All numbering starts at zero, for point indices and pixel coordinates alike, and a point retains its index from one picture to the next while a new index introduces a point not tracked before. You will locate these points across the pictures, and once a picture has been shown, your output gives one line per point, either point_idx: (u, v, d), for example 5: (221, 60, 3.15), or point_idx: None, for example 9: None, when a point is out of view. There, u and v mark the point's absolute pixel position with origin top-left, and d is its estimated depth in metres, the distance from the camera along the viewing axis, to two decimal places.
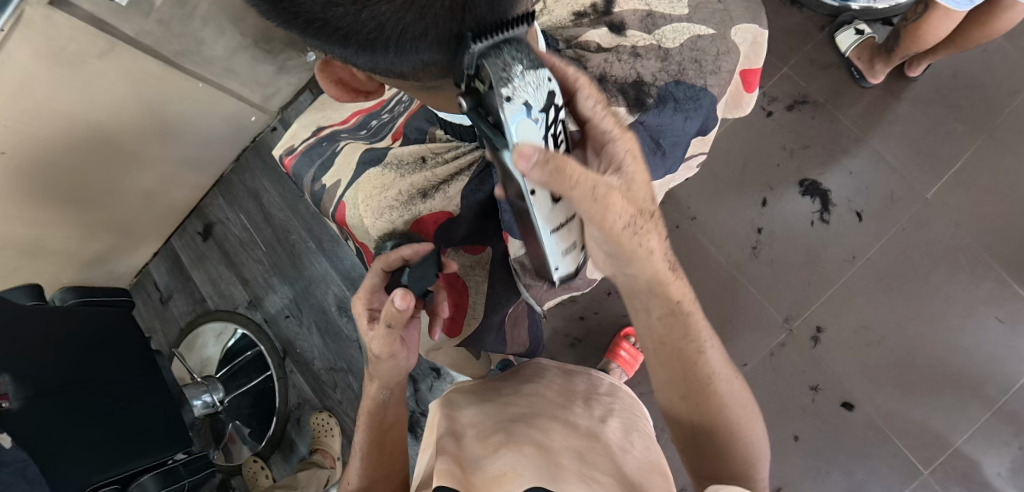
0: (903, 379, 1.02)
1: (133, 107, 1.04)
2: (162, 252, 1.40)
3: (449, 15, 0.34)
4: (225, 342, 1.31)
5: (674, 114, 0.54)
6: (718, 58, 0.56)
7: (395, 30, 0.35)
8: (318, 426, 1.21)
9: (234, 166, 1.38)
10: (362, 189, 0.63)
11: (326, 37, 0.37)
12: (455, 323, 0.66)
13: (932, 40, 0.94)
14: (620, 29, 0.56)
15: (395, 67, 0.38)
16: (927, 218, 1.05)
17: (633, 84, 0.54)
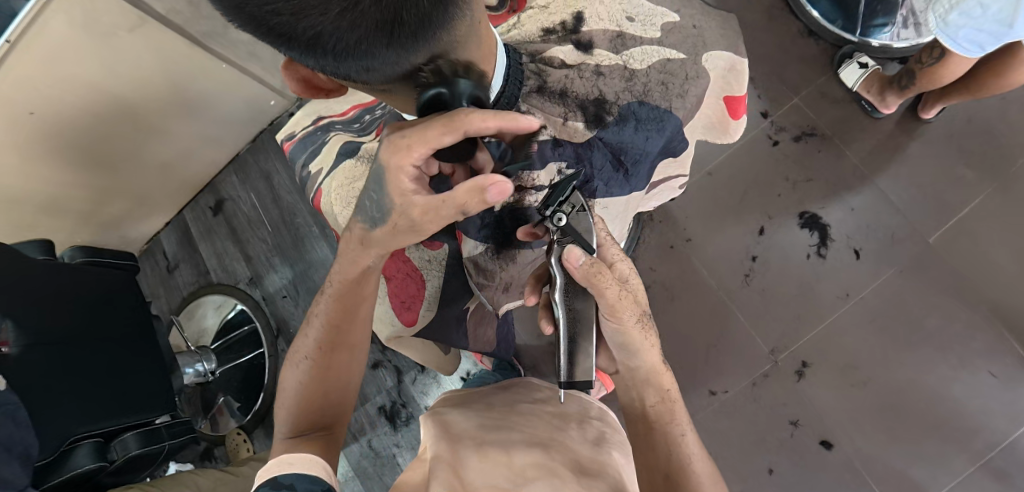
0: (886, 423, 1.00)
1: (158, 81, 1.09)
2: (173, 222, 1.45)
3: (381, 27, 0.36)
4: (225, 314, 1.35)
5: (635, 132, 0.55)
6: (686, 83, 0.56)
7: (331, 38, 0.36)
8: None
9: (250, 146, 1.43)
10: (336, 179, 0.67)
11: (270, 36, 0.38)
12: (411, 313, 0.70)
13: (945, 78, 0.93)
14: (586, 48, 0.56)
15: (337, 69, 0.40)
16: (927, 263, 1.03)
17: (593, 100, 0.55)
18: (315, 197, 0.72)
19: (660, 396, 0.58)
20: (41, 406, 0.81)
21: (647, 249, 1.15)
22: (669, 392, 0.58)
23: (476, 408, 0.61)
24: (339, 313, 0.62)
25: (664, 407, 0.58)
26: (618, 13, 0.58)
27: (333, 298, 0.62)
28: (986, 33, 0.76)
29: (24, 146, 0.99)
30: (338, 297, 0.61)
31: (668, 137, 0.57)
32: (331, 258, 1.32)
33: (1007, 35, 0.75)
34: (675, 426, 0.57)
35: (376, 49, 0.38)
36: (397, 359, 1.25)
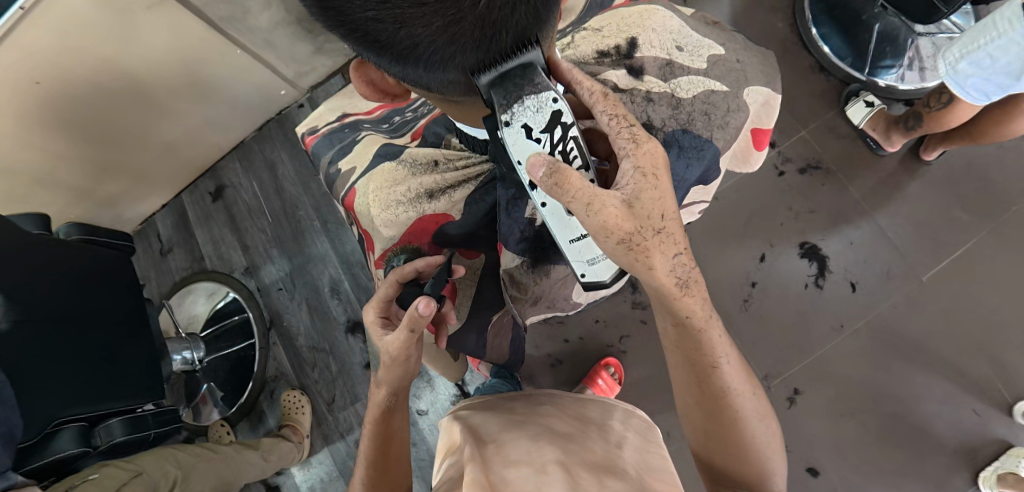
0: (871, 454, 1.02)
1: (170, 61, 1.07)
2: (170, 205, 1.42)
3: (476, 44, 0.39)
4: (215, 302, 1.32)
5: (677, 159, 0.56)
6: (728, 115, 0.57)
7: (427, 50, 0.39)
8: (290, 403, 1.23)
9: (256, 134, 1.41)
10: (373, 180, 0.65)
11: (364, 44, 0.41)
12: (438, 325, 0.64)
13: (950, 122, 0.96)
14: (638, 73, 0.57)
15: (421, 79, 0.43)
16: (920, 301, 1.05)
17: (642, 126, 0.55)
18: (347, 197, 0.69)
19: (685, 326, 0.54)
20: (28, 386, 0.79)
21: None
22: (693, 315, 0.54)
23: (486, 415, 0.61)
24: (379, 444, 0.59)
25: (692, 339, 0.55)
26: (669, 43, 0.59)
27: (371, 427, 0.59)
28: (994, 83, 0.79)
29: (27, 116, 0.96)
30: (372, 427, 0.59)
31: (707, 169, 0.58)
32: (331, 254, 1.31)
33: (1014, 86, 0.78)
34: (706, 359, 0.55)
35: (467, 63, 0.41)
36: None
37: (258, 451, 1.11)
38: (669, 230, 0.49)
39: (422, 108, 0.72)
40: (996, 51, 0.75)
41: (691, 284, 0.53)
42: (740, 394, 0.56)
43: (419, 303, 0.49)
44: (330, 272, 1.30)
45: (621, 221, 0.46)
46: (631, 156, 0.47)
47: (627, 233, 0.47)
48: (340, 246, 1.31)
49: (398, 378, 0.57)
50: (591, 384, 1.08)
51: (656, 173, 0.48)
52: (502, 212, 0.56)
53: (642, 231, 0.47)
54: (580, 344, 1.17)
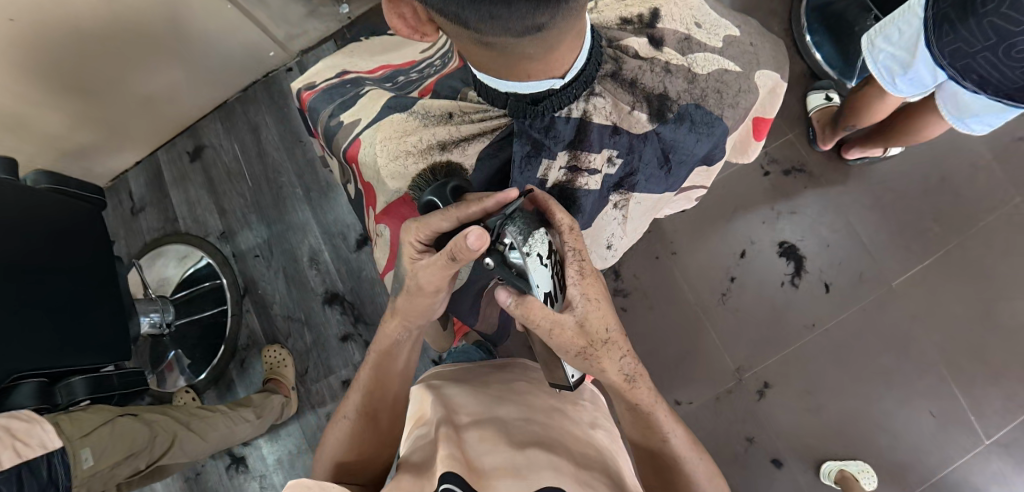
0: (833, 450, 1.06)
1: (154, 9, 1.02)
2: (144, 163, 1.36)
3: None
4: (187, 266, 1.28)
5: (689, 133, 0.57)
6: (738, 95, 0.59)
7: None
8: (270, 360, 1.20)
9: (241, 94, 1.36)
10: (381, 130, 0.63)
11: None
12: None
13: (876, 111, 0.98)
14: (658, 44, 0.57)
15: (461, 12, 0.40)
16: (887, 305, 1.10)
17: (658, 96, 0.56)
18: (349, 147, 0.67)
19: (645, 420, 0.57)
20: None
21: (632, 258, 1.19)
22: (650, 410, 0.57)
23: (469, 392, 0.61)
24: (379, 377, 0.61)
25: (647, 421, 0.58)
26: (688, 19, 0.60)
27: (373, 361, 0.61)
28: (898, 62, 0.84)
29: None
30: (374, 359, 0.61)
31: (716, 144, 0.59)
32: (313, 223, 1.28)
33: (912, 69, 0.82)
34: (654, 435, 0.58)
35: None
36: (368, 334, 1.22)
37: (248, 410, 1.09)
38: (614, 339, 0.54)
39: (429, 70, 0.70)
40: (904, 24, 0.80)
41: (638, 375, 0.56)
42: (690, 458, 0.58)
43: (472, 236, 0.46)
44: (310, 241, 1.27)
45: (575, 337, 0.52)
46: (579, 283, 0.52)
47: (580, 348, 0.52)
48: (323, 216, 1.28)
49: (415, 309, 0.58)
50: None
51: (598, 297, 0.52)
52: (515, 168, 0.57)
53: (593, 344, 0.52)
54: None
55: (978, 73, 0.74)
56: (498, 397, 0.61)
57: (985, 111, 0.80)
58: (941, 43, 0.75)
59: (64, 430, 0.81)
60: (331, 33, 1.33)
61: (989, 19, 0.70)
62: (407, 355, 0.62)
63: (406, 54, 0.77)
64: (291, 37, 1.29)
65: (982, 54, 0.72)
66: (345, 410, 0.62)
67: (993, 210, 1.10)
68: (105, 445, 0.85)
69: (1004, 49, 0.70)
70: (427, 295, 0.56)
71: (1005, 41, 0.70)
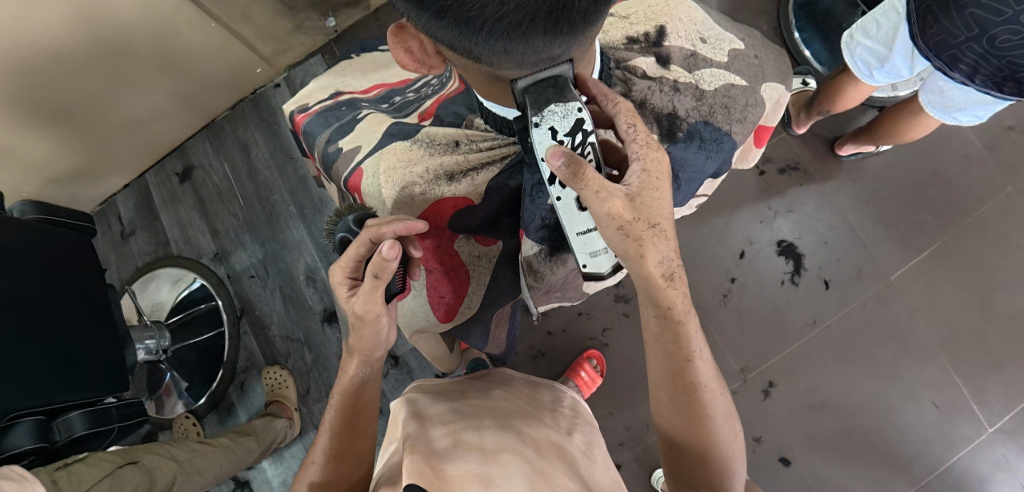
0: (839, 444, 1.07)
1: (138, 29, 0.99)
2: (133, 185, 1.33)
3: (545, 16, 0.37)
4: (180, 290, 1.25)
5: (698, 151, 0.57)
6: (746, 109, 0.58)
7: (494, 17, 0.36)
8: (271, 381, 1.18)
9: (228, 113, 1.34)
10: (384, 159, 0.63)
11: (420, 4, 0.37)
12: (450, 309, 0.64)
13: (848, 99, 1.01)
14: (665, 62, 0.58)
15: (473, 47, 0.40)
16: (886, 299, 1.10)
17: (667, 115, 0.56)
18: (350, 177, 0.66)
19: (665, 315, 0.56)
20: None
21: None
22: (674, 305, 0.55)
23: (445, 403, 0.67)
24: (347, 416, 0.63)
25: (673, 332, 0.56)
26: (693, 34, 0.60)
27: (338, 401, 0.63)
28: (875, 56, 0.86)
29: None
30: (342, 398, 0.63)
31: (723, 162, 0.60)
32: (308, 241, 1.26)
33: (888, 61, 0.85)
34: (681, 352, 0.56)
35: (532, 35, 0.38)
36: None
37: (249, 439, 1.07)
38: (664, 228, 0.51)
39: (426, 90, 0.70)
40: (883, 17, 0.83)
41: (675, 278, 0.55)
42: (710, 390, 0.57)
43: (382, 245, 0.50)
44: (306, 260, 1.26)
45: (622, 209, 0.47)
46: (641, 159, 0.49)
47: (627, 221, 0.48)
48: (317, 232, 1.27)
49: (366, 344, 0.61)
50: (574, 376, 1.09)
51: (661, 179, 0.50)
52: (526, 196, 0.58)
53: (638, 223, 0.49)
54: (564, 336, 1.18)
55: (965, 62, 0.74)
56: (474, 405, 0.67)
57: (968, 102, 0.81)
58: (924, 35, 0.75)
59: (62, 488, 0.79)
60: (318, 46, 1.32)
61: (970, 9, 0.70)
62: (374, 387, 0.65)
63: (401, 72, 0.76)
64: (278, 53, 1.27)
65: (966, 45, 0.72)
66: (315, 454, 0.64)
67: (985, 200, 1.10)
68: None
69: (987, 39, 0.70)
70: (371, 326, 0.58)
71: (988, 32, 0.69)
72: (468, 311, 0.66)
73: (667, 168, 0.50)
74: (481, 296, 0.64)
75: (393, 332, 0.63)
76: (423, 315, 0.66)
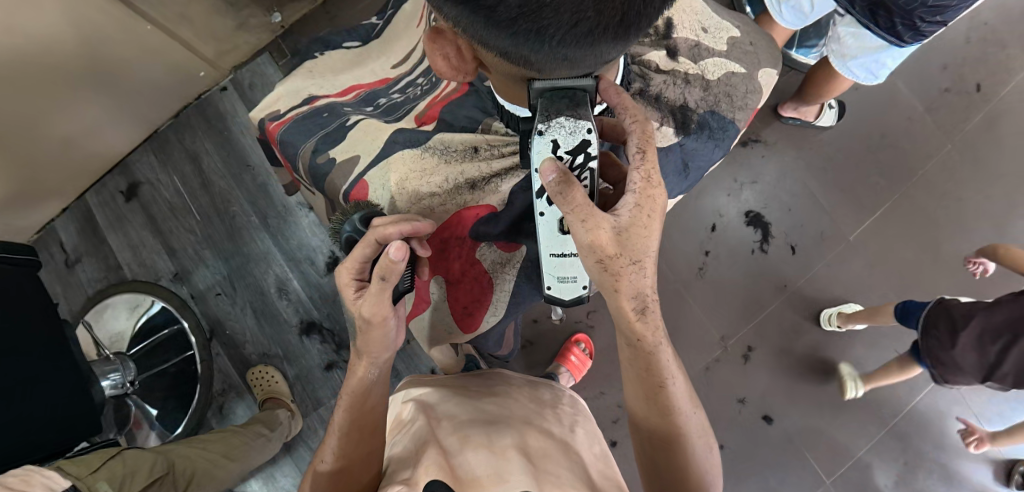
0: (816, 397, 1.14)
1: (63, 35, 0.90)
2: (72, 209, 1.22)
3: (619, 23, 0.36)
4: (140, 316, 1.17)
5: (708, 141, 0.63)
6: (746, 95, 0.65)
7: (572, 26, 0.35)
8: (259, 377, 1.13)
9: (172, 122, 1.24)
10: (395, 169, 0.61)
11: (487, 13, 0.34)
12: (472, 319, 0.67)
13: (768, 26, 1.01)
14: (674, 54, 0.63)
15: (531, 55, 0.38)
16: (848, 257, 1.18)
17: (680, 108, 0.62)
18: (353, 190, 0.64)
19: (636, 346, 0.55)
20: None
21: None
22: (645, 338, 0.55)
23: (453, 402, 0.65)
24: (356, 417, 0.59)
25: (644, 360, 0.56)
26: (695, 24, 0.65)
27: (347, 402, 0.60)
28: None
29: None
30: (349, 399, 0.60)
31: (727, 149, 0.66)
32: (275, 251, 1.21)
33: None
34: (654, 378, 0.56)
35: (600, 42, 0.37)
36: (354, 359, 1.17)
37: (259, 424, 1.02)
38: (645, 266, 0.51)
39: (415, 89, 0.71)
40: None
41: (649, 311, 0.54)
42: (684, 411, 0.57)
43: (390, 248, 0.49)
44: (275, 271, 1.20)
45: (604, 243, 0.48)
46: (636, 193, 0.49)
47: (608, 255, 0.48)
48: (285, 241, 1.21)
49: (372, 343, 0.58)
50: (564, 361, 1.11)
51: (651, 218, 0.50)
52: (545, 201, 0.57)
53: (613, 260, 0.49)
54: (550, 323, 1.19)
55: None
56: (482, 404, 0.65)
57: (863, 52, 0.89)
58: None
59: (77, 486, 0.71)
60: (264, 44, 1.25)
61: None
62: (382, 389, 0.62)
63: (376, 71, 0.77)
64: (221, 54, 1.19)
65: None
66: (325, 456, 0.60)
67: (929, 158, 1.18)
68: (121, 478, 0.77)
69: None
70: (380, 328, 0.56)
71: None
72: (492, 320, 0.68)
73: (661, 207, 0.50)
74: (505, 303, 0.66)
75: (401, 332, 0.61)
76: (447, 328, 0.68)
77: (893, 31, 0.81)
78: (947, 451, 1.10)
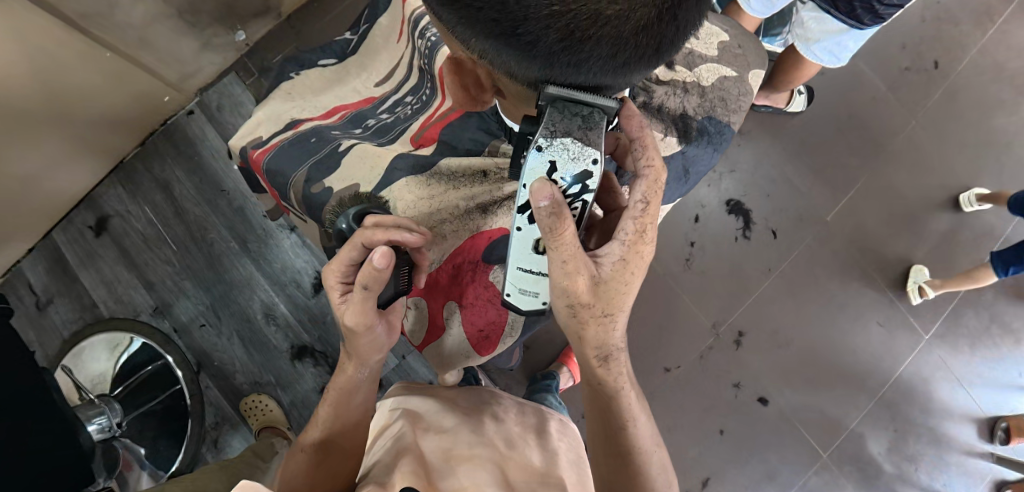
0: (807, 374, 1.18)
1: (17, 67, 0.85)
2: (38, 248, 1.16)
3: (653, 51, 0.36)
4: (121, 355, 1.12)
5: (708, 146, 0.67)
6: (739, 98, 0.68)
7: (609, 56, 0.34)
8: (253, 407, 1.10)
9: (138, 151, 1.20)
10: (401, 197, 0.62)
11: (524, 48, 0.34)
12: (488, 342, 0.65)
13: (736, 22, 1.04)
14: (670, 65, 0.65)
15: (563, 85, 0.38)
16: (827, 237, 1.21)
17: (681, 117, 0.65)
18: None
19: (599, 388, 0.58)
20: None
21: None
22: (607, 381, 0.57)
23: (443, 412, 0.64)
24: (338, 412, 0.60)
25: (607, 401, 0.59)
26: None
27: (333, 398, 0.60)
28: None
29: None
30: (334, 395, 0.60)
31: (723, 150, 0.69)
32: (258, 276, 1.18)
33: None
34: (615, 418, 0.59)
35: (633, 70, 0.37)
36: None
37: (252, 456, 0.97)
38: (615, 319, 0.53)
39: (405, 108, 0.71)
40: None
41: (613, 358, 0.57)
42: (646, 450, 0.59)
43: (374, 255, 0.47)
44: (260, 296, 1.17)
45: (584, 290, 0.48)
46: (625, 242, 0.50)
47: (580, 303, 0.50)
48: (268, 265, 1.18)
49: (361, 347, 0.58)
50: (563, 362, 1.12)
51: (635, 271, 0.51)
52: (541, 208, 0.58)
53: (582, 310, 0.50)
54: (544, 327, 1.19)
55: None
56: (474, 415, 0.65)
57: (824, 34, 0.90)
58: None
59: None
60: (229, 64, 1.21)
61: None
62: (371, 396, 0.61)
63: (359, 89, 0.76)
64: (186, 76, 1.15)
65: None
66: (307, 445, 0.60)
67: (895, 136, 1.23)
68: None
69: None
70: (366, 335, 0.56)
71: None
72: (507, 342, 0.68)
73: (645, 263, 0.51)
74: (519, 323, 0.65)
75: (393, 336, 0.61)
76: (460, 351, 0.67)
77: (852, 15, 0.83)
78: (934, 415, 1.15)
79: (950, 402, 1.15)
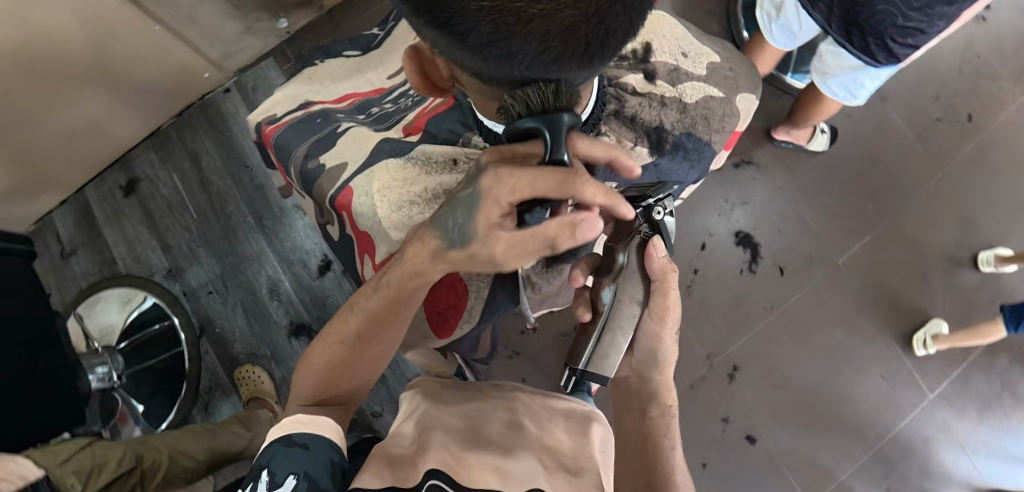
0: (801, 418, 1.14)
1: (74, 32, 0.92)
2: (71, 201, 1.24)
3: (583, 54, 0.38)
4: (131, 310, 1.17)
5: (684, 162, 0.67)
6: (723, 119, 0.68)
7: (538, 53, 0.36)
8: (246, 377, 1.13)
9: (174, 121, 1.27)
10: (377, 178, 0.64)
11: (460, 37, 0.36)
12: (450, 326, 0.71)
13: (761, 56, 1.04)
14: (651, 78, 0.66)
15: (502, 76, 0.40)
16: (836, 281, 1.19)
17: (655, 129, 0.65)
18: (338, 195, 0.67)
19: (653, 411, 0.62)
20: None
21: None
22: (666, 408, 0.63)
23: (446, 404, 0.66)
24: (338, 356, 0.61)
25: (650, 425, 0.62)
26: (676, 49, 0.68)
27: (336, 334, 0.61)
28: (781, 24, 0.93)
29: None
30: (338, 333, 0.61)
31: (704, 169, 0.69)
32: (268, 252, 1.22)
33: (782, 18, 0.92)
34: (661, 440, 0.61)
35: (567, 69, 0.39)
36: None
37: (236, 424, 1.00)
38: None
39: (407, 100, 0.73)
40: None
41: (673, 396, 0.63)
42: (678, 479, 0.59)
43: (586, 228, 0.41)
44: (267, 272, 1.22)
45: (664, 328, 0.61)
46: None
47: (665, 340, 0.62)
48: (279, 243, 1.22)
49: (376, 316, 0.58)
50: None
51: None
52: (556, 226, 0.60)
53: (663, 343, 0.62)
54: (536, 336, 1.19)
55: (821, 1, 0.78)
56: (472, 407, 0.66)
57: (840, 70, 0.88)
58: None
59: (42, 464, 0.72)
60: (269, 49, 1.27)
61: None
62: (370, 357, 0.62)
63: (371, 81, 0.80)
64: (227, 57, 1.21)
65: None
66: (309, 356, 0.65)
67: (919, 187, 1.20)
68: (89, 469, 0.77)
69: None
70: (395, 313, 0.58)
71: None
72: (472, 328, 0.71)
73: None
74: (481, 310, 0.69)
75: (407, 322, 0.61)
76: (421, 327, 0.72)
77: (865, 51, 0.78)
78: (932, 478, 1.10)
79: (950, 468, 1.10)
